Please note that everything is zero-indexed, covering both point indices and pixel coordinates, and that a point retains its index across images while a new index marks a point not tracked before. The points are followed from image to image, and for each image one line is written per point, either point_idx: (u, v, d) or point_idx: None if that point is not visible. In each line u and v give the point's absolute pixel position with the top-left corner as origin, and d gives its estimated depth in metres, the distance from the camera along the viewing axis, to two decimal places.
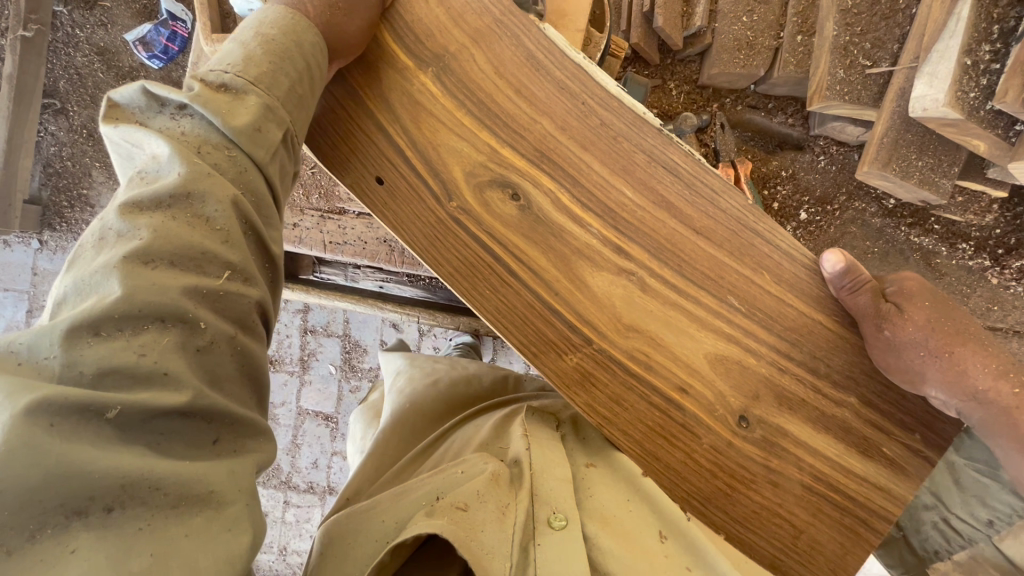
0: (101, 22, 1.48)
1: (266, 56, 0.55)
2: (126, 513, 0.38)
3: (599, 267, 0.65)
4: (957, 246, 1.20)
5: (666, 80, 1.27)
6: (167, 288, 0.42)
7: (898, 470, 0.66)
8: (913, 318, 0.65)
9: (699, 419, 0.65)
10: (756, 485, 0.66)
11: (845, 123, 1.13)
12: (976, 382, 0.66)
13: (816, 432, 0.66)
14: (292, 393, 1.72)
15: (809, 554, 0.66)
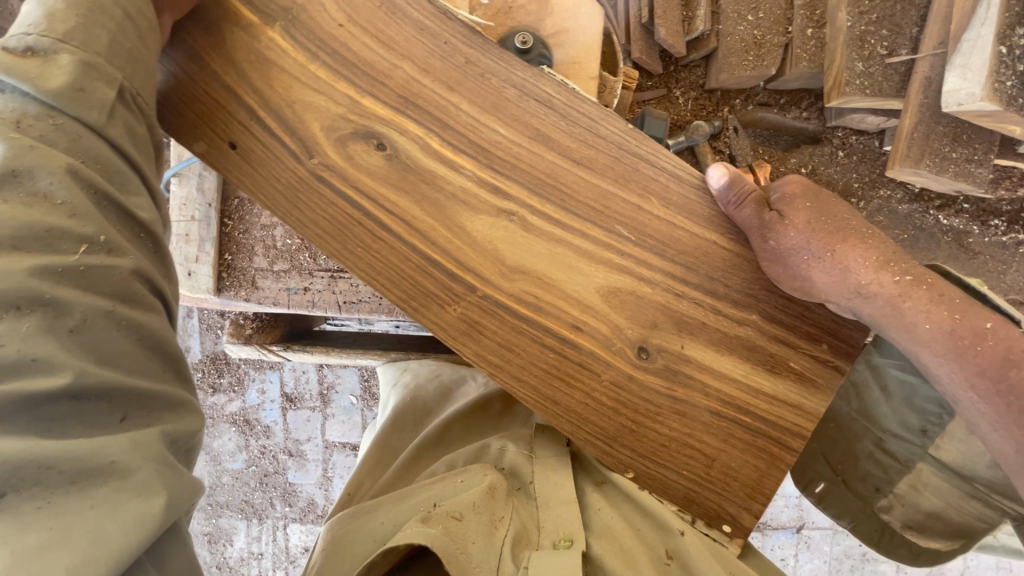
0: None
1: (70, 7, 0.54)
2: (20, 494, 0.42)
3: (477, 211, 0.74)
4: (989, 223, 1.19)
5: (671, 88, 1.16)
6: (14, 272, 0.45)
7: (808, 384, 0.75)
8: (794, 223, 0.75)
9: (596, 355, 0.74)
10: (661, 416, 0.75)
11: (865, 114, 1.06)
12: (858, 278, 0.72)
13: (719, 353, 0.75)
14: (316, 427, 1.74)
15: (722, 481, 0.75)
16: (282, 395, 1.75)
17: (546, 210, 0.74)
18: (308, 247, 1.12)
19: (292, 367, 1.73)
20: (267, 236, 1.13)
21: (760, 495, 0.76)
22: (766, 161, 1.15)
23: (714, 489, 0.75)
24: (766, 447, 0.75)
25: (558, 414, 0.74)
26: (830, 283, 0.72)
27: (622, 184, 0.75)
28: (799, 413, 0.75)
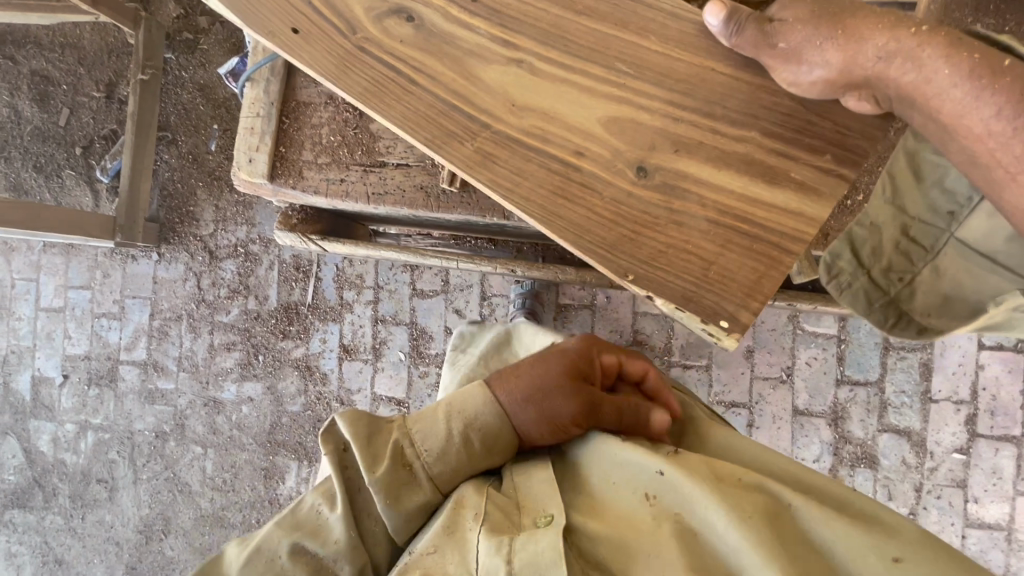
0: (201, 61, 2.70)
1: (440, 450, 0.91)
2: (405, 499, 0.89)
3: (489, 62, 0.90)
4: None
5: (688, 2, 1.20)
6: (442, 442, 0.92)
7: (812, 193, 0.85)
8: (797, 23, 0.78)
9: (596, 173, 0.88)
10: (660, 225, 0.87)
11: (892, 9, 1.07)
12: (878, 45, 0.76)
13: (717, 168, 0.86)
14: (368, 379, 2.49)
15: (718, 280, 0.85)
16: (341, 346, 2.54)
17: (550, 57, 0.89)
18: (347, 144, 1.29)
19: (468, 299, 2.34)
20: (315, 135, 1.31)
21: (756, 294, 0.84)
22: None
23: (713, 291, 0.85)
24: (761, 248, 0.85)
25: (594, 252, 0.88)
26: (848, 64, 0.77)
27: (622, 30, 0.89)
28: (802, 220, 0.84)
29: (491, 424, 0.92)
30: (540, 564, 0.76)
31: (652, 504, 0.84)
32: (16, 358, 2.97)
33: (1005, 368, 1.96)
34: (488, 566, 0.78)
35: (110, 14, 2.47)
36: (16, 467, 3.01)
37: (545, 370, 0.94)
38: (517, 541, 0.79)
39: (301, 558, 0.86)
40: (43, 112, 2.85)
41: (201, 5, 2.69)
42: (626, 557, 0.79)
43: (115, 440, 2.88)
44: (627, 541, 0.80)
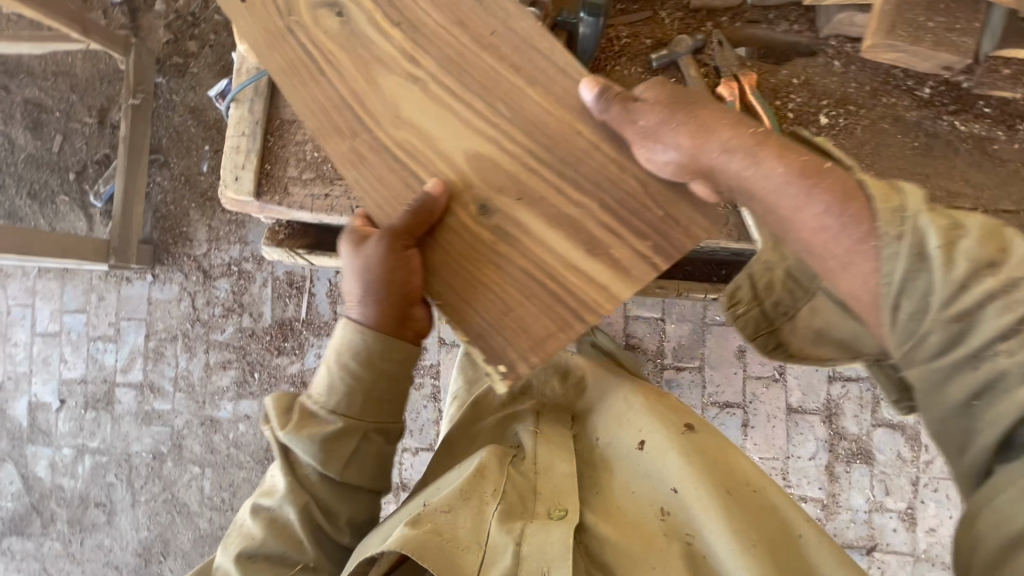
0: (191, 85, 2.74)
1: (353, 393, 1.01)
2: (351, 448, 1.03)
3: (390, 70, 0.99)
4: (1017, 128, 1.12)
5: (657, 12, 1.24)
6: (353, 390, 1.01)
7: (623, 273, 0.90)
8: (653, 109, 0.89)
9: (446, 205, 0.95)
10: (490, 261, 0.93)
11: (852, 12, 1.10)
12: (721, 139, 0.85)
13: (551, 226, 0.92)
14: None
15: (515, 334, 0.90)
16: None
17: (445, 79, 0.98)
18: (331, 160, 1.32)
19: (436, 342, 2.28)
20: (299, 152, 1.34)
21: (543, 349, 0.90)
22: (754, 72, 1.18)
23: (505, 335, 0.91)
24: (558, 310, 0.90)
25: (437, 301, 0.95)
26: (693, 148, 0.85)
27: (524, 80, 0.96)
28: (605, 292, 0.90)
29: (393, 355, 1.00)
30: (551, 552, 0.85)
31: (663, 518, 0.91)
32: (13, 384, 2.97)
33: None
34: (500, 541, 0.88)
35: (103, 42, 2.50)
36: (14, 494, 3.00)
37: (401, 262, 0.94)
38: (530, 528, 0.89)
39: (262, 514, 1.05)
40: (37, 139, 2.89)
41: (190, 30, 2.74)
42: (632, 562, 0.86)
43: (112, 463, 2.87)
44: (633, 550, 0.87)
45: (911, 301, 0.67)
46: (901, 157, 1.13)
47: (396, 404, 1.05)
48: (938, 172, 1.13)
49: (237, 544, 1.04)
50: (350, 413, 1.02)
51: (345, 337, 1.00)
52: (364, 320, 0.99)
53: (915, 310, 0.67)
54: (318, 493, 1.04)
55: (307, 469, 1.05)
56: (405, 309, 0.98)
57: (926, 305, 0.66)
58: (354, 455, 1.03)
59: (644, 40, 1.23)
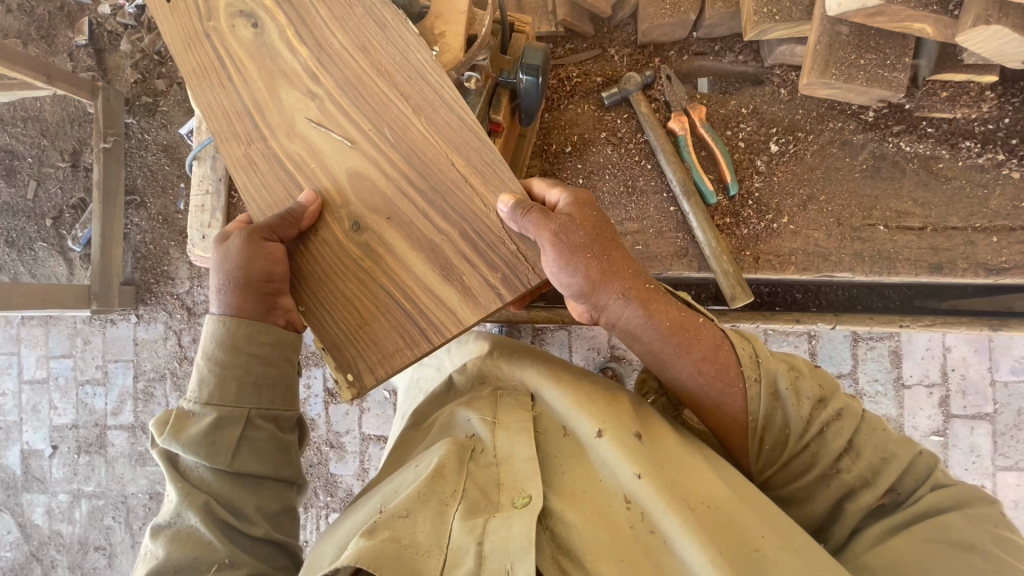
0: (162, 124, 2.72)
1: (232, 379, 1.03)
2: (249, 435, 1.03)
3: (291, 84, 1.13)
4: (961, 146, 1.36)
5: (607, 48, 1.48)
6: (231, 377, 1.03)
7: (472, 299, 1.04)
8: (569, 250, 0.99)
9: (322, 222, 1.09)
10: (358, 273, 1.07)
11: (791, 44, 1.35)
12: (622, 297, 1.06)
13: (413, 249, 1.06)
14: (355, 421, 2.40)
15: (366, 347, 1.07)
16: (325, 390, 2.41)
17: (337, 99, 1.10)
18: None
19: None
20: None
21: (387, 364, 1.05)
22: (702, 104, 1.43)
23: (356, 343, 1.07)
24: (408, 328, 1.05)
25: (309, 315, 1.10)
26: (597, 295, 1.05)
27: (416, 114, 1.07)
28: (450, 314, 1.04)
29: (265, 339, 1.06)
30: (511, 547, 0.86)
31: (628, 510, 0.94)
32: (4, 433, 2.96)
33: (971, 348, 2.02)
34: (462, 543, 0.89)
35: (68, 88, 2.45)
36: (13, 543, 3.00)
37: (261, 253, 1.04)
38: (491, 525, 0.90)
39: (161, 532, 1.01)
40: (11, 187, 2.87)
41: (158, 68, 2.71)
42: (594, 553, 0.88)
43: (109, 506, 2.87)
44: (596, 539, 0.89)
45: (773, 428, 1.06)
46: (852, 177, 1.39)
47: (274, 382, 1.07)
48: (886, 191, 1.38)
49: (141, 570, 0.99)
50: (224, 402, 1.03)
51: (212, 329, 1.05)
52: (227, 309, 1.06)
53: (775, 433, 1.06)
54: (216, 491, 1.01)
55: (197, 470, 1.02)
56: (269, 296, 1.06)
57: (784, 433, 1.05)
58: (242, 443, 1.02)
59: (598, 74, 1.48)
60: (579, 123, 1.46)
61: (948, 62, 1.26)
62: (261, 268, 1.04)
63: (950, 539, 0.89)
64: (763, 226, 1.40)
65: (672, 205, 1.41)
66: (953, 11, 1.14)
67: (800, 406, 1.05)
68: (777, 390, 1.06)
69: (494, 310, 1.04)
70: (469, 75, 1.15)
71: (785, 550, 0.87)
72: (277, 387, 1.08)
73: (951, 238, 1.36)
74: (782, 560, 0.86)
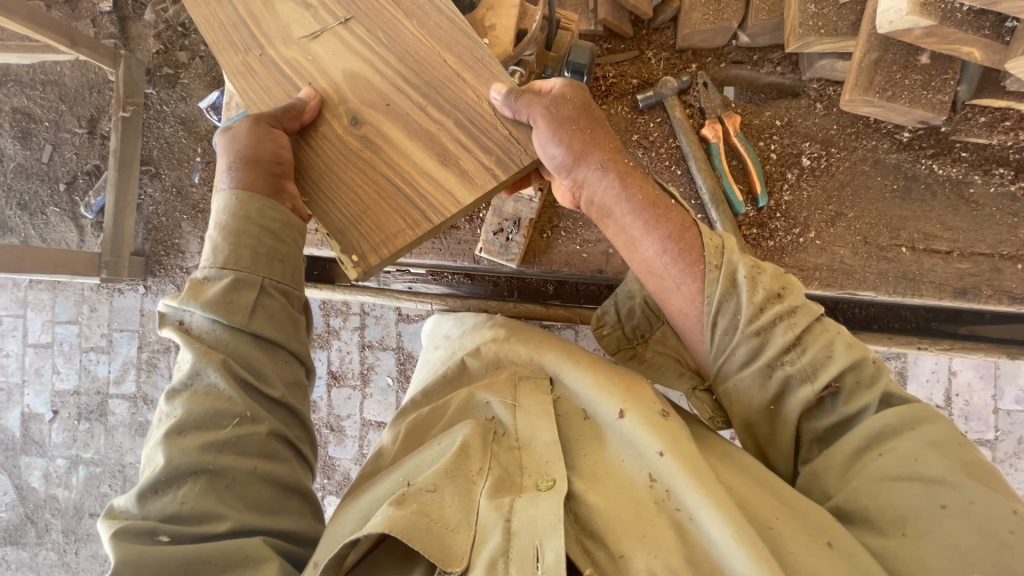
0: (182, 96, 2.69)
1: (247, 246, 1.02)
2: (264, 302, 1.03)
3: (319, 44, 1.12)
4: (993, 172, 1.36)
5: (644, 50, 1.47)
6: (246, 243, 1.02)
7: (470, 181, 1.04)
8: (556, 119, 1.02)
9: (320, 117, 1.10)
10: (361, 164, 1.07)
11: (833, 59, 1.34)
12: (604, 174, 1.09)
13: (417, 139, 1.06)
14: (356, 405, 2.40)
15: (371, 230, 1.04)
16: (329, 372, 2.40)
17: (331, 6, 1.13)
18: None
19: (338, 349, 2.38)
20: None
21: (389, 244, 1.04)
22: (737, 113, 1.43)
23: (360, 229, 1.05)
24: (411, 212, 1.04)
25: (312, 203, 1.08)
26: (583, 169, 1.08)
27: (432, 42, 1.08)
28: (449, 195, 1.04)
29: (273, 217, 1.04)
30: (539, 526, 0.88)
31: (653, 491, 0.94)
32: (6, 395, 2.97)
33: (976, 374, 2.02)
34: (489, 519, 0.91)
35: (92, 55, 2.44)
36: (8, 504, 3.02)
37: (269, 137, 1.03)
38: (518, 503, 0.92)
39: (176, 396, 1.00)
40: (26, 149, 2.86)
41: (180, 40, 2.69)
42: (620, 528, 0.90)
43: (107, 474, 2.88)
44: (620, 518, 0.91)
45: (728, 314, 1.04)
46: (882, 196, 1.39)
47: (287, 257, 1.07)
48: (915, 212, 1.38)
49: (158, 433, 0.99)
50: (239, 265, 1.02)
51: (224, 205, 1.05)
52: (236, 187, 1.05)
53: (728, 320, 1.04)
54: (233, 351, 1.01)
55: (211, 333, 1.02)
56: (277, 179, 1.06)
57: (733, 321, 1.04)
58: (257, 307, 1.02)
59: (633, 76, 1.47)
60: (611, 124, 1.45)
61: (990, 87, 1.26)
62: (270, 151, 1.03)
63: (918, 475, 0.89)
64: (790, 239, 1.40)
65: (700, 212, 1.41)
66: (1005, 37, 1.13)
67: (754, 295, 1.03)
68: (734, 279, 1.05)
69: (491, 191, 1.04)
70: (514, 69, 1.17)
71: (801, 529, 0.88)
72: (288, 261, 1.07)
73: (977, 263, 1.36)
74: (802, 540, 0.87)
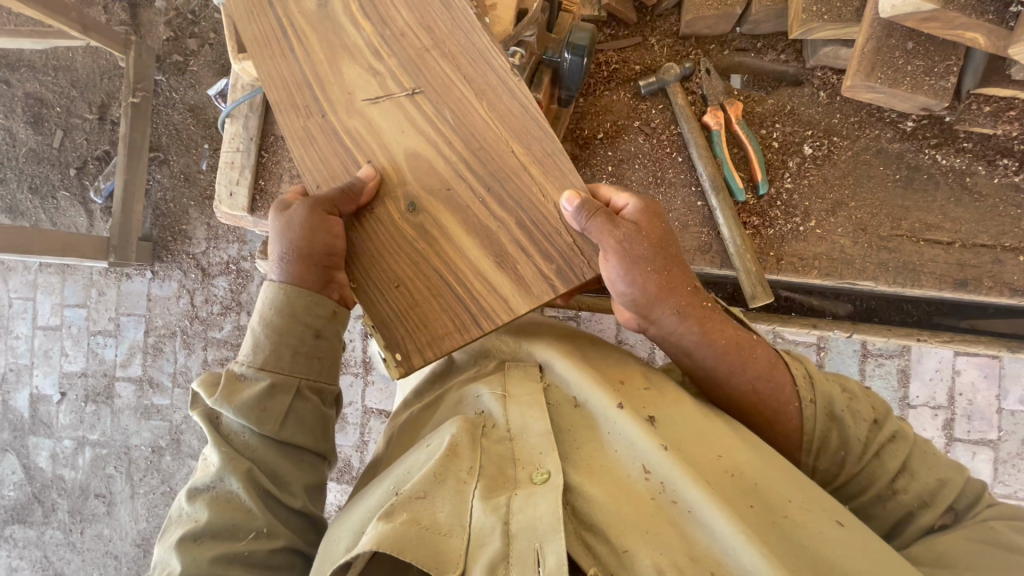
0: (191, 83, 2.71)
1: (286, 350, 1.05)
2: (295, 408, 1.05)
3: (326, 33, 1.15)
4: (998, 163, 1.35)
5: (647, 36, 1.47)
6: (286, 347, 1.05)
7: (523, 288, 1.05)
8: (630, 253, 1.00)
9: (381, 204, 1.10)
10: (414, 255, 1.09)
11: (837, 46, 1.34)
12: (672, 308, 1.06)
13: (468, 235, 1.07)
14: (358, 392, 2.42)
15: (418, 328, 1.08)
16: None
17: None
18: None
19: (341, 337, 2.41)
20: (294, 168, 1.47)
21: (436, 348, 1.07)
22: (740, 101, 1.43)
23: (410, 327, 1.08)
24: (461, 317, 1.07)
25: (360, 292, 1.11)
26: (649, 302, 1.05)
27: (435, 32, 1.09)
28: (505, 305, 1.05)
29: (316, 309, 1.06)
30: (538, 529, 0.88)
31: (648, 483, 0.94)
32: (15, 376, 3.02)
33: (980, 373, 2.00)
34: (486, 523, 0.91)
35: (102, 40, 2.46)
36: (16, 483, 3.07)
37: (324, 226, 1.05)
38: (515, 505, 0.92)
39: (199, 498, 1.02)
40: (37, 134, 2.90)
41: (190, 27, 2.70)
42: (616, 520, 0.89)
43: (112, 456, 2.92)
44: (617, 512, 0.90)
45: (829, 449, 1.05)
46: (885, 186, 1.38)
47: (324, 354, 1.09)
48: (917, 203, 1.37)
49: (177, 533, 1.01)
50: (278, 369, 1.05)
51: (269, 293, 1.07)
52: (285, 276, 1.07)
53: (831, 453, 1.05)
54: (259, 457, 1.03)
55: (240, 436, 1.04)
56: (329, 270, 1.08)
57: (841, 454, 1.05)
58: (290, 412, 1.04)
59: (635, 62, 1.47)
60: (614, 110, 1.46)
61: (995, 75, 1.23)
62: (327, 245, 1.06)
63: (997, 541, 0.89)
64: (789, 227, 1.40)
65: (699, 199, 1.41)
66: (1010, 22, 1.10)
67: (857, 427, 1.05)
68: (833, 412, 1.06)
69: (546, 302, 1.05)
70: (514, 51, 1.17)
71: (810, 511, 0.90)
72: (325, 360, 1.09)
73: (978, 255, 1.35)
74: (806, 523, 0.88)
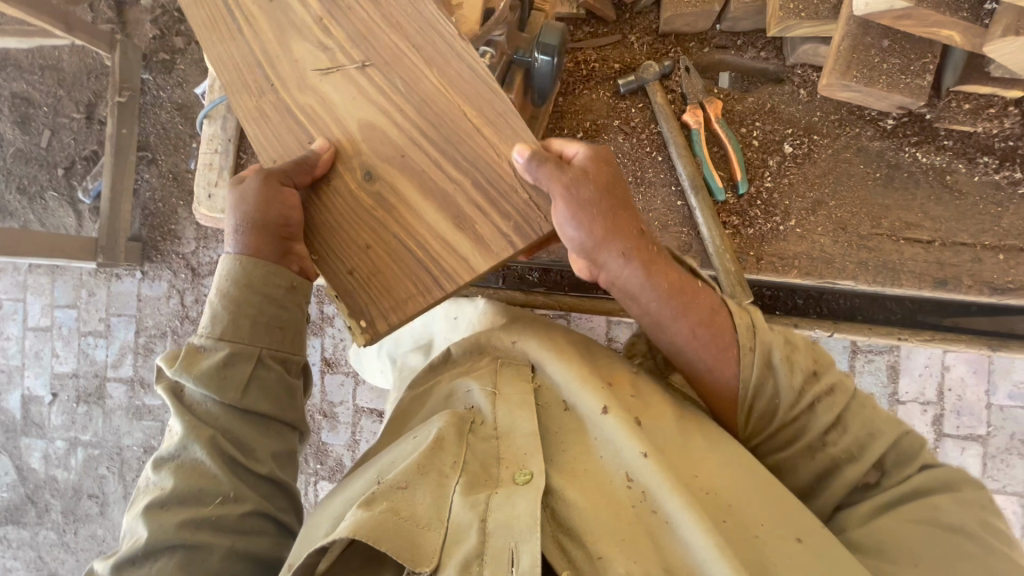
0: (178, 82, 2.69)
1: (246, 320, 1.06)
2: (257, 376, 1.07)
3: (299, 33, 1.13)
4: (979, 160, 1.34)
5: (627, 33, 1.46)
6: (245, 316, 1.06)
7: (484, 247, 1.02)
8: (577, 197, 0.96)
9: (336, 172, 1.08)
10: (371, 223, 1.06)
11: (816, 43, 1.32)
12: (627, 258, 1.02)
13: (429, 200, 1.04)
14: (349, 391, 2.42)
15: (379, 293, 1.05)
16: (322, 359, 2.43)
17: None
18: None
19: (331, 336, 2.40)
20: None
21: (396, 314, 1.04)
22: (719, 99, 1.42)
23: (369, 293, 1.05)
24: (421, 283, 1.03)
25: (320, 263, 1.09)
26: (604, 253, 1.01)
27: (410, 29, 1.08)
28: (462, 264, 1.02)
29: (275, 281, 1.07)
30: (515, 527, 0.88)
31: (631, 491, 0.94)
32: (6, 377, 3.01)
33: (970, 369, 2.00)
34: (462, 520, 0.91)
35: (87, 39, 2.43)
36: (10, 483, 3.07)
37: (277, 198, 1.04)
38: (493, 502, 0.92)
39: (165, 466, 1.05)
40: (25, 134, 2.88)
41: (177, 26, 2.68)
42: (592, 525, 0.89)
43: (104, 456, 2.92)
44: (598, 518, 0.90)
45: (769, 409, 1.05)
46: (866, 184, 1.37)
47: (285, 323, 1.10)
48: (898, 201, 1.37)
49: (144, 500, 1.03)
50: (237, 338, 1.06)
51: (228, 266, 1.08)
52: (243, 248, 1.07)
53: (766, 408, 1.05)
54: (222, 425, 1.05)
55: (202, 404, 1.06)
56: (285, 241, 1.07)
57: (773, 406, 1.05)
58: (251, 379, 1.06)
59: (615, 61, 1.46)
60: (593, 110, 1.45)
61: (974, 72, 1.22)
62: (280, 214, 1.05)
63: (937, 521, 0.92)
64: (770, 226, 1.39)
65: (680, 199, 1.40)
66: (983, 20, 1.10)
67: (792, 378, 1.03)
68: (772, 360, 1.03)
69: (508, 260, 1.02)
70: (485, 50, 1.16)
71: (781, 531, 0.90)
72: (288, 330, 1.11)
73: (958, 253, 1.35)
74: (779, 542, 0.88)
